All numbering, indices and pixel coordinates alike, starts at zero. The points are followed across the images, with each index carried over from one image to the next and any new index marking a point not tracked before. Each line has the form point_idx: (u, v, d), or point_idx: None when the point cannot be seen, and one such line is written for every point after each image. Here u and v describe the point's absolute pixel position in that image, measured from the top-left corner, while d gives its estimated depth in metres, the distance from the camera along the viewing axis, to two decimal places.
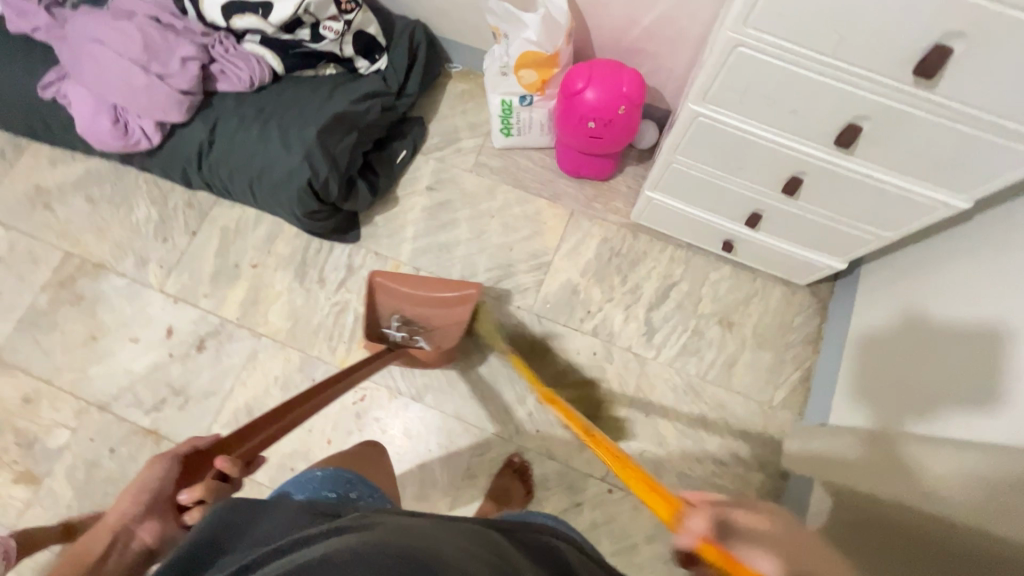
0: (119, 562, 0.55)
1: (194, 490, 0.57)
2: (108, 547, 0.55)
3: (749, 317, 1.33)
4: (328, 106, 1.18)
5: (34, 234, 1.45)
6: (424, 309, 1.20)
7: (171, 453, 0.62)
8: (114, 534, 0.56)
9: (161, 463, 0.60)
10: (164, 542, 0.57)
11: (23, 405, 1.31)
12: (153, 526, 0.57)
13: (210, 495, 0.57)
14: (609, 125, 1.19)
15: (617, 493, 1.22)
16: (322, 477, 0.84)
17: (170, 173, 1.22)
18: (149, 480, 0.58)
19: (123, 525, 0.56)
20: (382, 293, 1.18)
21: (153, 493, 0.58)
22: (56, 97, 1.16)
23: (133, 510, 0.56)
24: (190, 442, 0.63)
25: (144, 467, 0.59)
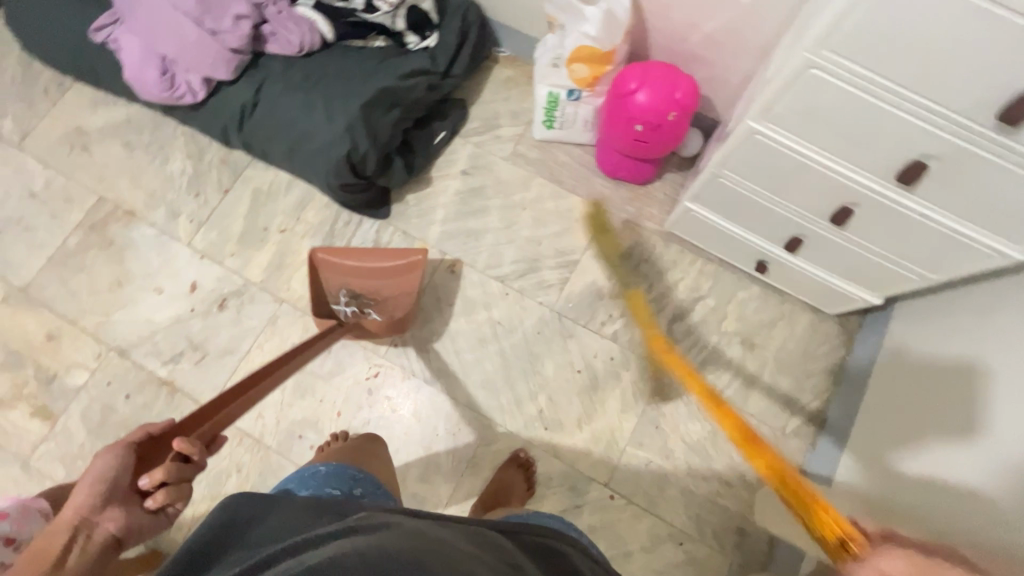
0: (83, 547, 0.72)
1: (152, 475, 0.69)
2: (72, 537, 0.72)
3: (773, 340, 1.31)
4: (375, 79, 1.17)
5: (70, 174, 1.46)
6: (370, 280, 1.18)
7: (126, 442, 0.72)
8: (76, 525, 0.72)
9: (112, 456, 0.71)
10: (130, 525, 0.72)
11: (45, 342, 1.34)
12: (116, 516, 0.72)
13: (168, 477, 0.69)
14: (657, 129, 1.16)
15: (618, 500, 1.21)
16: (325, 473, 0.89)
17: (210, 130, 1.21)
18: (100, 470, 0.70)
19: (85, 518, 0.71)
20: (325, 270, 1.16)
21: (108, 481, 0.70)
22: (106, 42, 1.16)
23: (89, 504, 0.71)
24: (142, 430, 0.72)
25: (93, 459, 0.71)
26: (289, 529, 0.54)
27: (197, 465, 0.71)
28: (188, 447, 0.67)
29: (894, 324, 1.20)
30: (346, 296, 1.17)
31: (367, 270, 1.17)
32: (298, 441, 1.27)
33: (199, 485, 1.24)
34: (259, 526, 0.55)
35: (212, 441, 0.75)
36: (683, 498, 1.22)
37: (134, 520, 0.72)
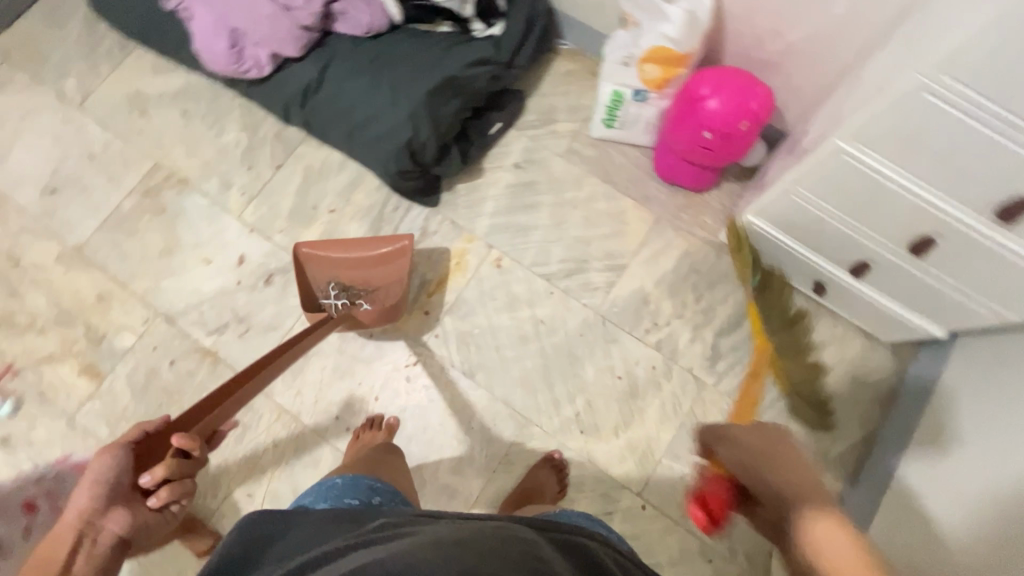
0: (90, 553, 0.71)
1: (155, 471, 0.74)
2: (76, 544, 0.70)
3: (821, 363, 1.27)
4: (441, 66, 1.15)
5: (128, 138, 1.48)
6: (358, 271, 1.25)
7: (122, 445, 0.75)
8: (79, 531, 0.71)
9: (111, 458, 0.74)
10: (131, 527, 0.73)
11: (96, 302, 1.36)
12: (119, 517, 0.73)
13: (171, 473, 0.74)
14: (727, 138, 1.12)
15: (649, 510, 1.20)
16: (342, 485, 0.90)
17: (271, 105, 1.21)
18: (100, 473, 0.73)
19: (87, 523, 0.71)
20: (313, 265, 1.25)
21: (108, 482, 0.73)
22: (176, 9, 1.15)
23: (92, 507, 0.71)
24: (137, 431, 0.77)
25: (90, 463, 0.73)
26: (310, 541, 0.58)
27: (195, 462, 0.78)
28: (191, 442, 0.75)
29: (950, 360, 1.16)
30: (335, 288, 1.25)
31: (354, 262, 1.25)
32: (334, 422, 1.28)
33: (237, 456, 1.26)
34: (283, 539, 0.61)
35: (212, 438, 0.84)
36: None
37: (137, 520, 0.74)
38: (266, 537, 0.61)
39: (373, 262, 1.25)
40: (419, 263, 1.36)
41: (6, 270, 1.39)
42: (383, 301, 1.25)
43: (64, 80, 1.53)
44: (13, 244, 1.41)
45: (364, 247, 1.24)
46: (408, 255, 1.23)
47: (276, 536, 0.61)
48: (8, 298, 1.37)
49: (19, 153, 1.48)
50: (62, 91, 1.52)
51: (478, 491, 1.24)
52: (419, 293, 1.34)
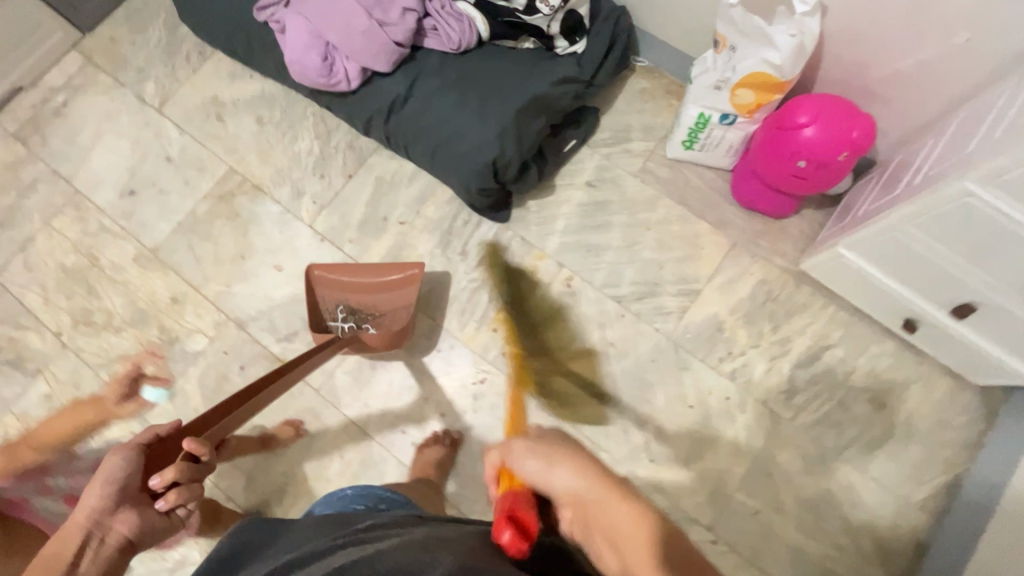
0: (96, 555, 0.69)
1: (166, 472, 0.73)
2: (82, 546, 0.68)
3: (905, 402, 1.22)
4: (529, 85, 1.14)
5: (204, 142, 1.50)
6: (364, 296, 1.28)
7: (133, 446, 0.74)
8: (87, 530, 0.69)
9: (122, 458, 0.72)
10: (140, 532, 0.71)
11: (170, 304, 1.38)
12: (128, 518, 0.70)
13: (182, 475, 0.74)
14: (822, 167, 1.09)
15: (720, 546, 1.17)
16: (350, 495, 0.90)
17: (354, 117, 1.21)
18: (111, 475, 0.71)
19: (95, 522, 0.69)
20: (323, 288, 1.28)
21: (118, 483, 0.71)
22: (268, 22, 1.17)
23: (100, 507, 0.69)
24: (150, 432, 0.77)
25: (102, 464, 0.71)
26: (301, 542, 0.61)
27: (205, 467, 0.79)
28: (199, 446, 0.76)
29: None
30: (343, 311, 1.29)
31: (365, 287, 1.27)
32: (400, 437, 1.27)
33: (304, 465, 1.27)
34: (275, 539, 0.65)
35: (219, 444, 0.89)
36: (790, 556, 1.16)
37: (145, 524, 0.72)
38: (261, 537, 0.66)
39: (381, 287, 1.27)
40: (488, 280, 1.35)
41: (85, 268, 1.42)
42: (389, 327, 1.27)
43: (144, 83, 1.56)
44: (93, 243, 1.44)
45: (375, 274, 1.25)
46: (418, 283, 1.23)
47: (264, 544, 0.64)
48: (87, 297, 1.40)
49: (100, 154, 1.51)
50: (142, 93, 1.55)
51: None
52: (488, 309, 1.33)
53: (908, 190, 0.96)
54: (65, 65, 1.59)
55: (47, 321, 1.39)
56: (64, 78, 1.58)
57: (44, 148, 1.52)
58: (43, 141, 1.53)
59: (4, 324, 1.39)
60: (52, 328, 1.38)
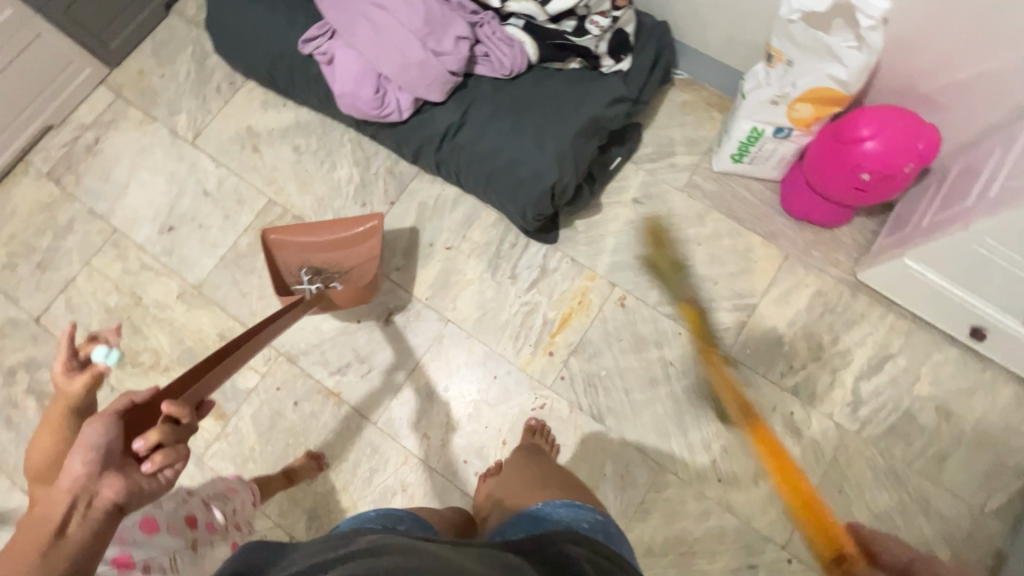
0: (84, 517, 0.63)
1: (149, 437, 0.65)
2: (70, 509, 0.62)
3: (972, 410, 1.21)
4: (585, 107, 1.13)
5: (242, 174, 1.48)
6: (325, 254, 1.25)
7: (111, 412, 0.66)
8: (74, 495, 0.63)
9: (101, 425, 0.64)
10: (130, 492, 0.65)
11: (218, 341, 1.37)
12: (115, 482, 0.64)
13: (166, 438, 0.66)
14: (886, 179, 1.08)
15: (797, 565, 1.16)
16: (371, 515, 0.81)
17: (403, 146, 1.19)
18: (93, 442, 0.64)
19: (82, 486, 0.63)
20: (282, 251, 1.23)
21: (104, 451, 0.64)
22: (313, 53, 1.15)
23: (86, 472, 0.63)
24: (126, 399, 0.67)
25: (81, 433, 0.64)
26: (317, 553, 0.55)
27: (188, 430, 0.70)
28: (181, 409, 0.66)
29: None
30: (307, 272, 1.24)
31: (325, 244, 1.24)
32: (462, 467, 1.26)
33: (366, 499, 1.25)
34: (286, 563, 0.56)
35: (200, 405, 0.75)
36: None
37: (132, 485, 0.65)
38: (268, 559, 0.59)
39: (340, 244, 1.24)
40: (541, 302, 1.33)
41: (129, 308, 1.40)
42: (356, 281, 1.25)
43: (176, 116, 1.54)
44: (135, 282, 1.42)
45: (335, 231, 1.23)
46: (379, 235, 1.22)
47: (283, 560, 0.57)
48: (132, 337, 1.38)
49: (135, 190, 1.49)
50: (174, 127, 1.53)
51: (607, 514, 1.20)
52: (542, 333, 1.32)
53: (980, 203, 0.95)
54: (95, 101, 1.57)
55: None
56: (94, 114, 1.56)
57: (79, 187, 1.50)
58: (77, 180, 1.51)
59: (49, 369, 1.37)
60: None
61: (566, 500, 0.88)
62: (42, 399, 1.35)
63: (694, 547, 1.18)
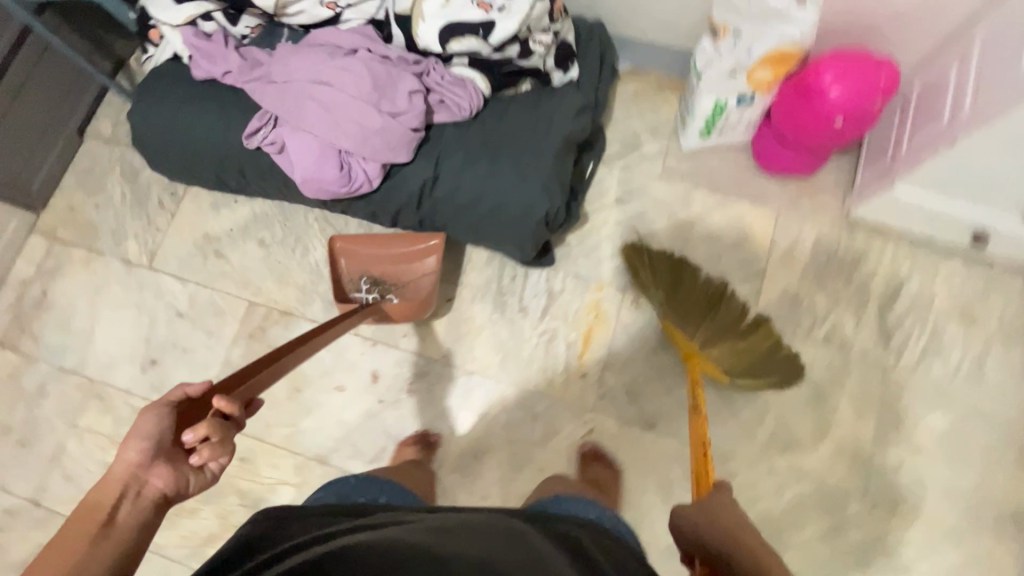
0: (133, 507, 0.54)
1: (199, 429, 0.57)
2: (119, 497, 0.53)
3: (993, 310, 1.23)
4: (555, 127, 1.11)
5: (212, 285, 1.40)
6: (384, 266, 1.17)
7: (166, 400, 0.60)
8: (123, 483, 0.54)
9: (156, 412, 0.58)
10: (179, 488, 0.57)
11: (238, 465, 1.27)
12: (166, 472, 0.56)
13: (217, 431, 0.58)
14: (859, 119, 1.10)
15: (882, 509, 1.16)
16: (355, 482, 0.92)
17: (381, 213, 1.14)
18: (145, 430, 0.57)
19: (133, 475, 0.55)
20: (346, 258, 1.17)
21: (157, 439, 0.57)
22: (262, 145, 1.09)
23: (138, 458, 0.55)
24: (180, 389, 0.61)
25: (135, 421, 0.57)
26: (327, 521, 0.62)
27: (234, 428, 0.63)
28: (231, 404, 0.61)
29: None
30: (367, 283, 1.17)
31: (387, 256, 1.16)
32: None
33: None
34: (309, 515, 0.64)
35: (250, 404, 0.68)
36: (950, 496, 1.15)
37: (182, 481, 0.57)
38: (277, 520, 0.62)
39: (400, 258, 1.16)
40: (558, 327, 1.30)
41: None
42: (415, 298, 1.16)
43: (124, 244, 1.44)
44: None
45: (396, 243, 1.14)
46: (438, 253, 1.13)
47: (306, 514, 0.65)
48: None
49: (103, 333, 1.38)
50: (126, 256, 1.43)
51: None
52: (569, 357, 1.28)
53: (958, 122, 0.97)
54: (30, 252, 1.45)
55: None
56: (34, 265, 1.44)
57: (40, 347, 1.38)
58: (36, 339, 1.39)
59: None
60: None
61: (578, 497, 0.92)
62: None
63: (780, 525, 1.16)
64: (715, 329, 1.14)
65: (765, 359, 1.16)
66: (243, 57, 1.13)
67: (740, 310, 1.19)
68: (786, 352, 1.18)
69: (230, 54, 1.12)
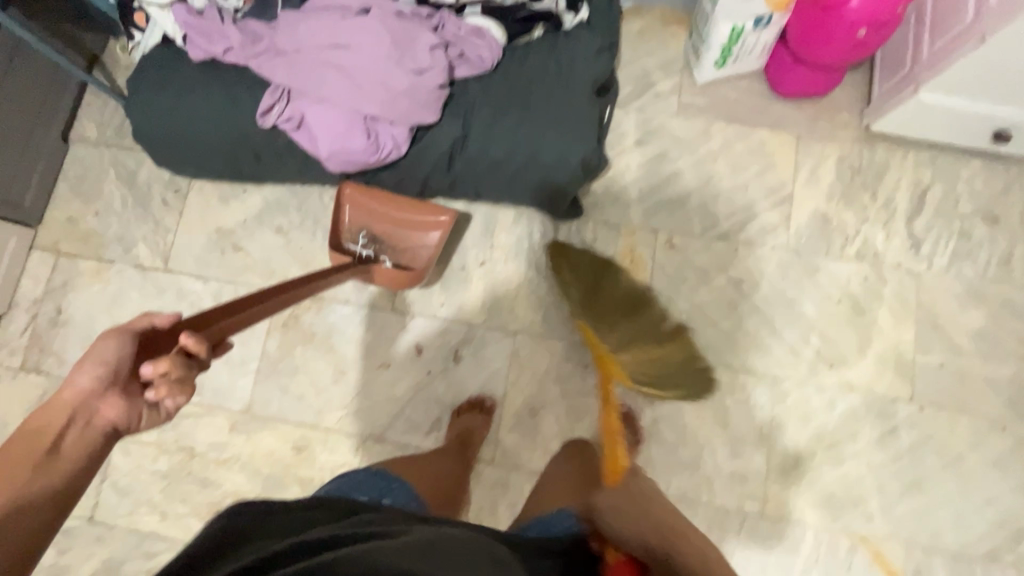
0: (81, 436, 0.53)
1: (159, 363, 0.55)
2: (67, 424, 0.52)
3: (1013, 207, 1.27)
4: (578, 71, 1.09)
5: (235, 279, 1.35)
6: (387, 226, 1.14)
7: (129, 328, 0.58)
8: (73, 410, 0.53)
9: (117, 339, 0.57)
10: (130, 421, 0.56)
11: (295, 455, 1.27)
12: (119, 403, 0.55)
13: (178, 369, 0.56)
14: (881, 27, 1.09)
15: (928, 410, 1.20)
16: (364, 479, 0.90)
17: (410, 180, 1.12)
18: (103, 355, 0.55)
19: (82, 403, 0.54)
20: (353, 206, 1.13)
21: (114, 367, 0.56)
22: (277, 123, 1.04)
23: (91, 386, 0.54)
24: (147, 319, 0.60)
25: (93, 344, 0.56)
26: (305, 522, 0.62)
27: (201, 367, 0.61)
28: (199, 341, 0.58)
29: None
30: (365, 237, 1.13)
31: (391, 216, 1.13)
32: None
33: None
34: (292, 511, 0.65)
35: (218, 344, 0.66)
36: (990, 387, 1.21)
37: (135, 414, 0.56)
38: (257, 514, 0.61)
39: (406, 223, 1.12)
40: None
41: (186, 464, 1.27)
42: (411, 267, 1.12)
43: (134, 249, 1.38)
44: (178, 435, 1.28)
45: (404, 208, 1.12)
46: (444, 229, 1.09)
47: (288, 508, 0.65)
48: (205, 491, 1.26)
49: None
50: (138, 261, 1.38)
51: (746, 442, 1.21)
52: None
53: (985, 14, 0.97)
54: (36, 269, 1.38)
55: (177, 535, 1.25)
56: (42, 283, 1.38)
57: (66, 366, 1.34)
58: (60, 358, 1.34)
59: (133, 562, 1.24)
60: (187, 539, 1.24)
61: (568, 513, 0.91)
62: None
63: (836, 437, 1.20)
64: (634, 330, 1.12)
65: (684, 368, 1.14)
66: (243, 31, 1.07)
67: (661, 316, 1.20)
68: (699, 364, 1.17)
69: (229, 30, 1.06)
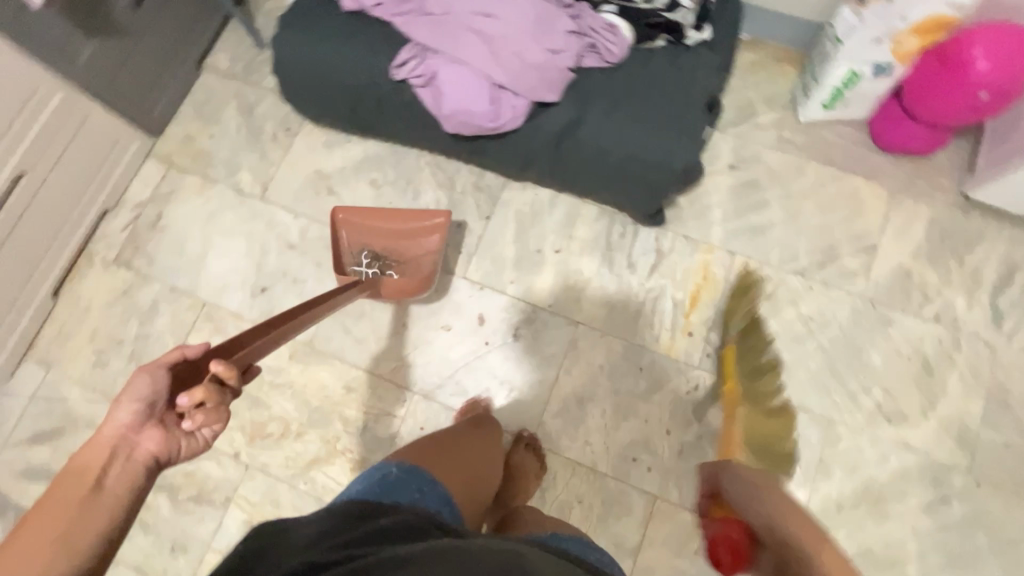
0: (123, 471, 0.55)
1: (195, 393, 0.57)
2: (108, 460, 0.55)
3: None
4: (696, 82, 1.13)
5: (323, 219, 1.43)
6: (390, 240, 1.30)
7: (162, 363, 0.60)
8: (114, 445, 0.56)
9: (152, 374, 0.59)
10: (169, 451, 0.59)
11: (345, 394, 1.31)
12: (157, 435, 0.58)
13: (211, 396, 0.58)
14: (1003, 94, 1.10)
15: (985, 487, 1.16)
16: (396, 474, 0.80)
17: (517, 153, 1.18)
18: (139, 392, 0.58)
19: (122, 437, 0.56)
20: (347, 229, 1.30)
21: (151, 400, 0.59)
22: (408, 78, 1.12)
23: (131, 420, 0.57)
24: (179, 350, 0.62)
25: (127, 381, 0.58)
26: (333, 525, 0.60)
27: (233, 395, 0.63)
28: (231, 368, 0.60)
29: None
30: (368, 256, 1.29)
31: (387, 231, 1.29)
32: (631, 464, 1.23)
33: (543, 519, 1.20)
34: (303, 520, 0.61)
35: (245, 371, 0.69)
36: None
37: (174, 445, 0.59)
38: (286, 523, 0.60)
39: (405, 234, 1.28)
40: (666, 286, 1.32)
41: None
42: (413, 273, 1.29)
43: (238, 174, 1.48)
44: None
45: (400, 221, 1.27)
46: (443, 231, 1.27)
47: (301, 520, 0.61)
48: (253, 410, 1.31)
49: (215, 259, 1.42)
50: (238, 185, 1.47)
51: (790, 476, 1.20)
52: (676, 316, 1.30)
53: None
54: (147, 175, 1.49)
55: (219, 446, 1.29)
56: (150, 189, 1.48)
57: (153, 267, 1.42)
58: (149, 259, 1.43)
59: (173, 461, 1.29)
60: (228, 451, 1.29)
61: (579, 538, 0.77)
62: (174, 494, 1.27)
63: (883, 493, 1.17)
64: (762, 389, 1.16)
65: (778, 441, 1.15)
66: None
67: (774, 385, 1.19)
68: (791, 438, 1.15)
69: None
